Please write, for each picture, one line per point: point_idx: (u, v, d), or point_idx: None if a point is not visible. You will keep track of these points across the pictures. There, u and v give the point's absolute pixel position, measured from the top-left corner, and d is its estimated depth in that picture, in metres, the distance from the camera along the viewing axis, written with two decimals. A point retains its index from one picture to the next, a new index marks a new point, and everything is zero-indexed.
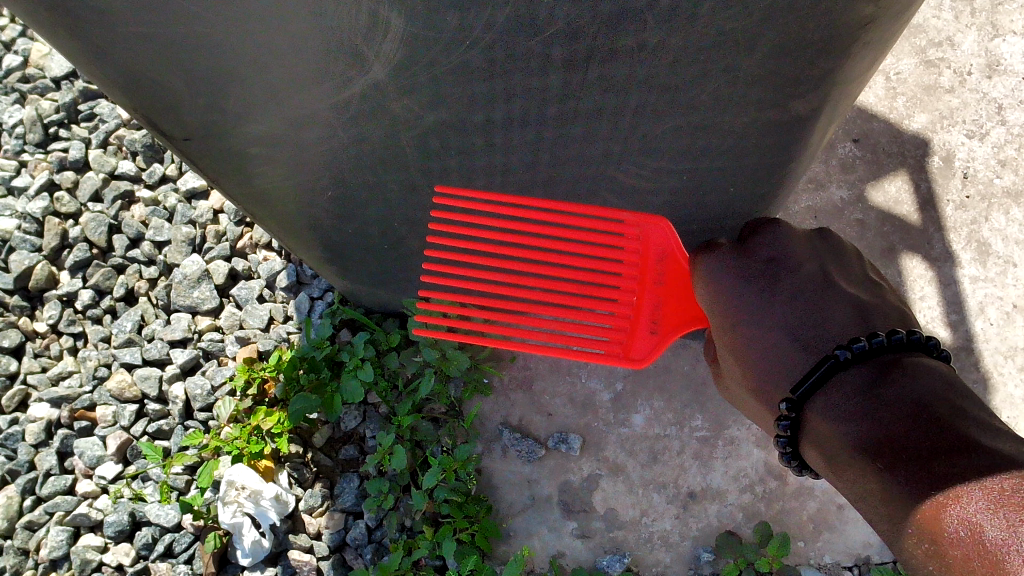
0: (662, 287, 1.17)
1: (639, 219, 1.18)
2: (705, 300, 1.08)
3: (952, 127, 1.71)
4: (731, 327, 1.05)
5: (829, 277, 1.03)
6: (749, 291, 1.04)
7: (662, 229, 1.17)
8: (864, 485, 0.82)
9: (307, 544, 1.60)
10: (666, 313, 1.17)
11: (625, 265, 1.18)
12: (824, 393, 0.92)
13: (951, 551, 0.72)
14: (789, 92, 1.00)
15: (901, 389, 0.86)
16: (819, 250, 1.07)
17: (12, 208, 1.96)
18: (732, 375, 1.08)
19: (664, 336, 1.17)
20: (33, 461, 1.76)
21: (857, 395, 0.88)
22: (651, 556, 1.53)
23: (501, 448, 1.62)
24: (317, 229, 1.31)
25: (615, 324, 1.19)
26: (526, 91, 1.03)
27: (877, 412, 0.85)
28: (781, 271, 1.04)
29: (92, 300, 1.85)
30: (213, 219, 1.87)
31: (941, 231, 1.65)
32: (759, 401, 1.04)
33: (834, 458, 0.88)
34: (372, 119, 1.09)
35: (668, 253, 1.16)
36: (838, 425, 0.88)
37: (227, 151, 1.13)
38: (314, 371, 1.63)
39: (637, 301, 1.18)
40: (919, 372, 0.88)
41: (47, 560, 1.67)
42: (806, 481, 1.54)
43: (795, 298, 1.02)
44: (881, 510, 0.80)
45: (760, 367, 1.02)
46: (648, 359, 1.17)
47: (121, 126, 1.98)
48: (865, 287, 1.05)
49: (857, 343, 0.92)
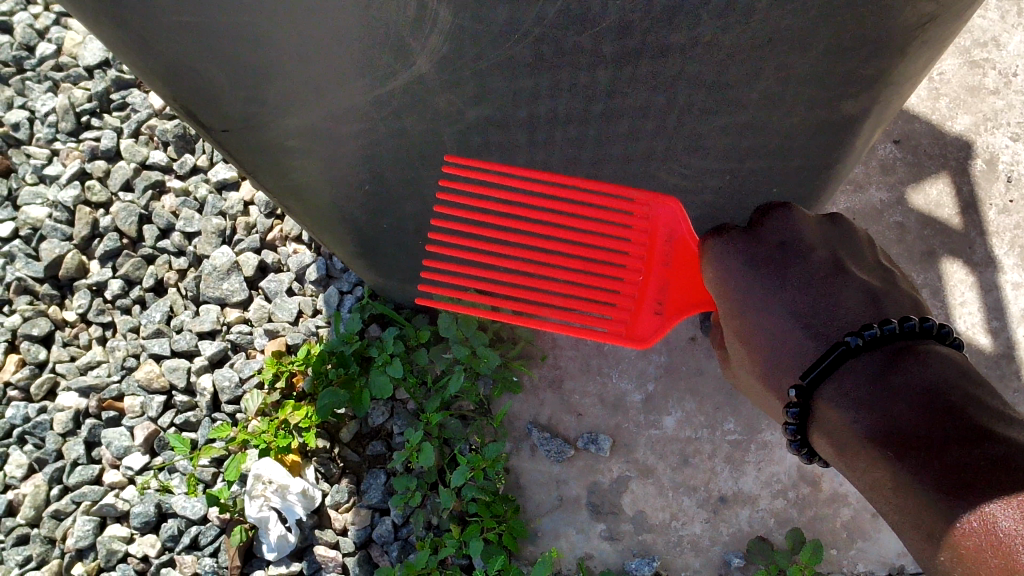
0: (669, 269, 1.10)
1: (647, 198, 1.11)
2: (711, 285, 1.05)
3: (996, 129, 1.68)
4: (738, 313, 1.01)
5: (840, 262, 1.01)
6: (759, 276, 1.00)
7: (672, 210, 1.09)
8: (874, 474, 0.82)
9: (333, 540, 1.59)
10: (672, 296, 1.10)
11: (631, 244, 1.11)
12: (834, 379, 0.91)
13: (962, 541, 0.73)
14: (840, 92, 0.98)
15: (912, 378, 0.85)
16: (829, 235, 1.05)
17: (43, 196, 1.97)
18: (739, 361, 1.05)
19: (668, 318, 1.11)
20: (61, 450, 1.77)
21: (868, 382, 0.87)
22: (681, 561, 1.51)
23: (529, 447, 1.61)
24: (351, 225, 1.29)
25: (618, 304, 1.14)
26: (571, 88, 1.02)
27: (888, 402, 0.84)
28: (791, 256, 1.02)
29: (121, 289, 1.84)
30: (243, 211, 1.86)
31: (983, 236, 1.62)
32: (767, 388, 1.01)
33: (844, 447, 0.88)
34: (413, 112, 1.07)
35: (678, 236, 1.09)
36: (849, 413, 0.87)
37: (266, 143, 1.11)
38: (343, 365, 1.61)
39: (642, 281, 1.12)
40: (932, 358, 0.87)
41: (74, 549, 1.68)
42: (840, 487, 1.52)
43: (805, 284, 0.99)
44: (892, 500, 0.80)
45: (769, 355, 0.99)
46: (650, 340, 1.11)
47: (153, 116, 1.97)
48: (880, 275, 1.02)
49: (869, 331, 0.90)
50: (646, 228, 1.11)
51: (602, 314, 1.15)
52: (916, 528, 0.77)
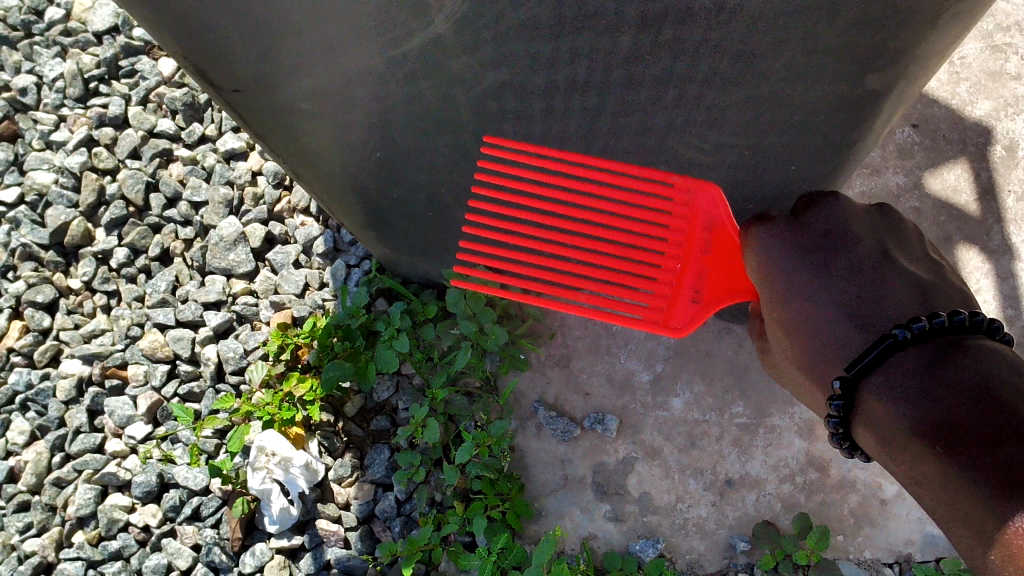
0: (708, 256, 1.12)
1: (688, 184, 1.13)
2: (754, 274, 1.03)
3: (1017, 115, 1.65)
4: (781, 304, 0.99)
5: (888, 252, 0.98)
6: (804, 264, 0.99)
7: (712, 197, 1.11)
8: (921, 470, 0.80)
9: (335, 514, 1.58)
10: (710, 283, 1.12)
11: (670, 231, 1.13)
12: (880, 372, 0.88)
13: (1014, 540, 0.72)
14: (865, 65, 0.96)
15: (962, 371, 0.82)
16: (877, 223, 1.02)
17: (49, 162, 1.95)
18: (781, 351, 1.03)
19: (706, 305, 1.12)
20: (62, 418, 1.76)
21: (915, 375, 0.85)
22: (685, 544, 1.49)
23: (535, 425, 1.59)
24: (361, 192, 1.28)
25: (655, 292, 1.16)
26: (592, 53, 0.99)
27: (935, 395, 0.82)
28: (837, 246, 0.99)
29: (126, 258, 1.83)
30: (251, 181, 1.84)
31: (1001, 222, 1.59)
32: (809, 378, 0.99)
33: (889, 440, 0.86)
34: (427, 75, 1.05)
35: (717, 222, 1.11)
36: (895, 406, 0.85)
37: (276, 107, 1.09)
38: (348, 339, 1.59)
39: (681, 268, 1.13)
40: (981, 353, 0.84)
41: (74, 517, 1.67)
42: (848, 473, 1.50)
43: (852, 273, 0.97)
44: (940, 497, 0.78)
45: (813, 347, 0.97)
46: (685, 328, 1.12)
47: (161, 84, 1.95)
48: (927, 265, 1.00)
49: (918, 323, 0.87)
50: (686, 213, 1.13)
51: (639, 300, 1.17)
52: (966, 525, 0.76)
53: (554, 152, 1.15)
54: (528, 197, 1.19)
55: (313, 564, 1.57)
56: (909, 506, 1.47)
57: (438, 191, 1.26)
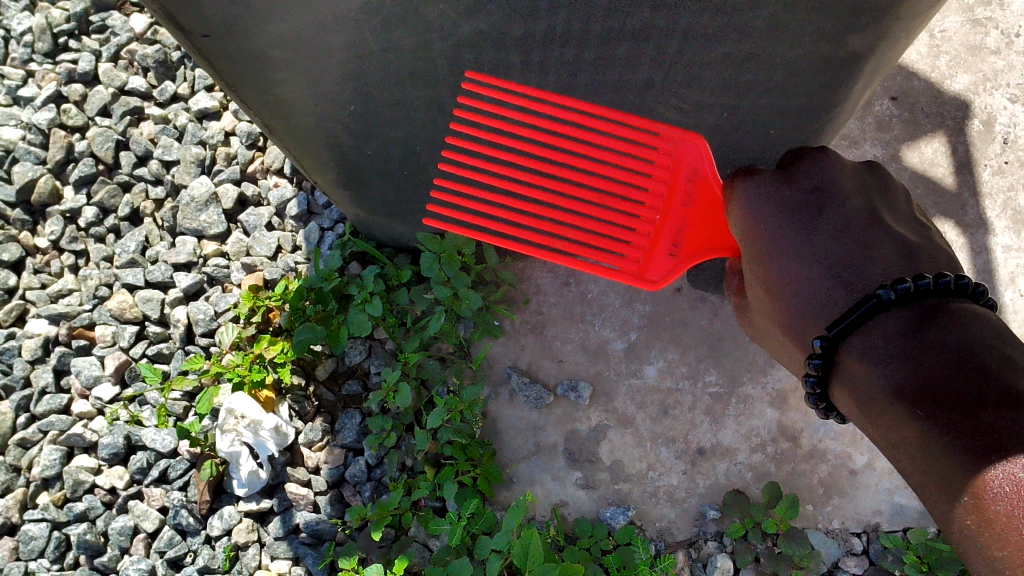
0: (690, 209, 1.12)
1: (674, 133, 1.11)
2: (736, 228, 1.02)
3: (995, 89, 1.65)
4: (764, 260, 0.99)
5: (877, 213, 0.98)
6: (790, 221, 0.98)
7: (696, 147, 1.10)
8: (900, 432, 0.80)
9: (304, 478, 1.56)
10: (689, 237, 1.12)
11: (652, 180, 1.12)
12: (863, 333, 0.88)
13: (991, 505, 0.73)
14: (846, 24, 0.94)
15: (947, 334, 0.81)
16: (866, 183, 1.01)
17: (17, 118, 1.91)
18: (761, 309, 1.02)
19: (684, 259, 1.13)
20: (28, 378, 1.72)
21: (898, 338, 0.84)
22: (656, 511, 1.49)
23: (508, 392, 1.58)
24: (334, 147, 1.26)
25: (633, 243, 1.16)
26: (573, 3, 0.98)
27: (919, 357, 0.81)
28: (825, 203, 0.99)
29: (95, 218, 1.80)
30: (224, 141, 1.81)
31: (977, 197, 1.59)
32: (788, 337, 0.99)
33: (869, 402, 0.85)
34: (404, 24, 1.03)
35: (700, 175, 1.11)
36: (876, 368, 0.84)
37: (248, 53, 1.05)
38: (321, 303, 1.57)
39: (661, 220, 1.13)
40: (967, 317, 0.83)
41: (39, 478, 1.64)
42: (820, 444, 1.50)
43: (839, 231, 0.96)
44: (917, 460, 0.78)
45: (793, 306, 0.97)
46: (664, 281, 1.14)
47: (133, 40, 1.91)
48: (915, 228, 0.98)
49: (902, 285, 0.86)
50: (669, 162, 1.12)
51: (615, 250, 1.17)
52: (942, 488, 0.76)
53: (538, 93, 1.13)
54: (511, 141, 1.17)
55: (282, 527, 1.55)
56: (878, 476, 1.48)
57: (412, 144, 1.24)
